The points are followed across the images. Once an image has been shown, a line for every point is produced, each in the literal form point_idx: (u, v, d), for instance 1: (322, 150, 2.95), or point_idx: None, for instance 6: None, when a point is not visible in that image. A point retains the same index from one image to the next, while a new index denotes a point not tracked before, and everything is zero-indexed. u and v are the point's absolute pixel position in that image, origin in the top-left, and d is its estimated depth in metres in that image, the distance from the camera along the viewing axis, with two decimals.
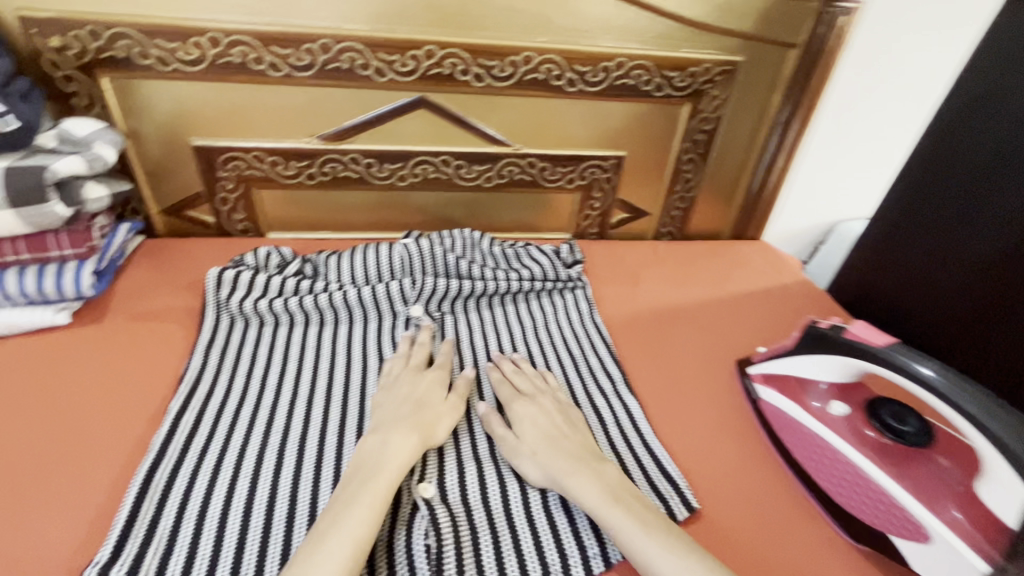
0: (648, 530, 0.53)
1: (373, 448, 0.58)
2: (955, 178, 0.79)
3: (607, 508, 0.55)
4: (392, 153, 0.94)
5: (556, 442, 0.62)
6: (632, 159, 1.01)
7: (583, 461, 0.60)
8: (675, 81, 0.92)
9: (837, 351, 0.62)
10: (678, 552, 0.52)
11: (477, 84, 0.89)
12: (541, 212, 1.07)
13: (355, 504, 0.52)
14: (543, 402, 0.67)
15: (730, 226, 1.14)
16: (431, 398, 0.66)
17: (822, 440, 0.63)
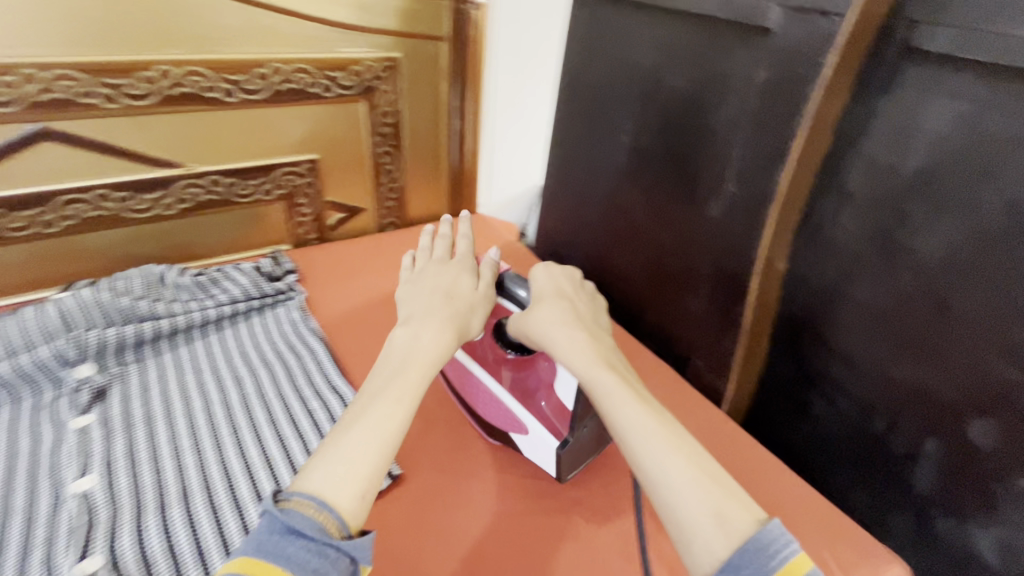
0: (631, 391, 0.53)
1: (405, 342, 0.54)
2: (577, 129, 0.95)
3: (595, 368, 0.55)
4: (22, 197, 0.80)
5: (578, 317, 0.62)
6: (327, 160, 1.02)
7: (588, 325, 0.61)
8: (341, 81, 0.95)
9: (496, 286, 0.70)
10: (657, 416, 0.51)
11: (108, 106, 0.80)
12: (249, 229, 1.02)
13: (377, 403, 0.47)
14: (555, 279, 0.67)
15: (447, 206, 1.24)
16: (461, 287, 0.64)
17: (468, 369, 0.70)
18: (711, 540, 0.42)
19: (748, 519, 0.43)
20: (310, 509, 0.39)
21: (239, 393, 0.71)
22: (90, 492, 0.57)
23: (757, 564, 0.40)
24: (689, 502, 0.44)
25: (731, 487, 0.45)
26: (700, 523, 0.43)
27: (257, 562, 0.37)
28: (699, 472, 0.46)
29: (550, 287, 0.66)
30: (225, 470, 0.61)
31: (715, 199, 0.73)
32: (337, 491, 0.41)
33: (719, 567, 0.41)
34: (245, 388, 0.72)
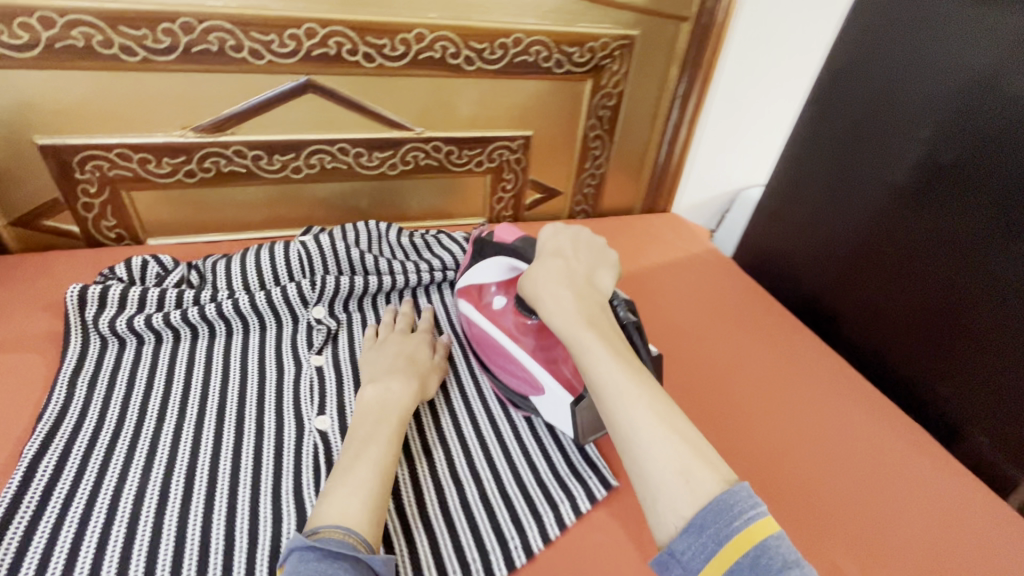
0: (615, 359, 0.52)
1: (374, 396, 0.61)
2: (825, 133, 0.83)
3: (593, 332, 0.54)
4: (282, 143, 0.87)
5: (583, 281, 0.61)
6: (540, 138, 1.00)
7: (576, 285, 0.60)
8: (574, 57, 0.91)
9: (495, 251, 0.71)
10: (644, 382, 0.52)
11: (366, 64, 0.83)
12: (454, 198, 1.03)
13: (365, 456, 0.53)
14: (558, 246, 0.65)
15: (641, 200, 1.17)
16: (420, 355, 0.69)
17: (486, 331, 0.71)
18: (677, 498, 0.44)
19: (714, 482, 0.45)
20: (341, 535, 0.46)
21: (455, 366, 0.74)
22: (327, 433, 0.62)
23: (720, 525, 0.42)
24: (658, 463, 0.46)
25: (702, 451, 0.47)
26: (667, 486, 0.45)
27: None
28: (680, 438, 0.47)
29: (548, 256, 0.63)
30: (464, 443, 0.65)
31: None
32: (348, 514, 0.48)
33: (684, 531, 0.43)
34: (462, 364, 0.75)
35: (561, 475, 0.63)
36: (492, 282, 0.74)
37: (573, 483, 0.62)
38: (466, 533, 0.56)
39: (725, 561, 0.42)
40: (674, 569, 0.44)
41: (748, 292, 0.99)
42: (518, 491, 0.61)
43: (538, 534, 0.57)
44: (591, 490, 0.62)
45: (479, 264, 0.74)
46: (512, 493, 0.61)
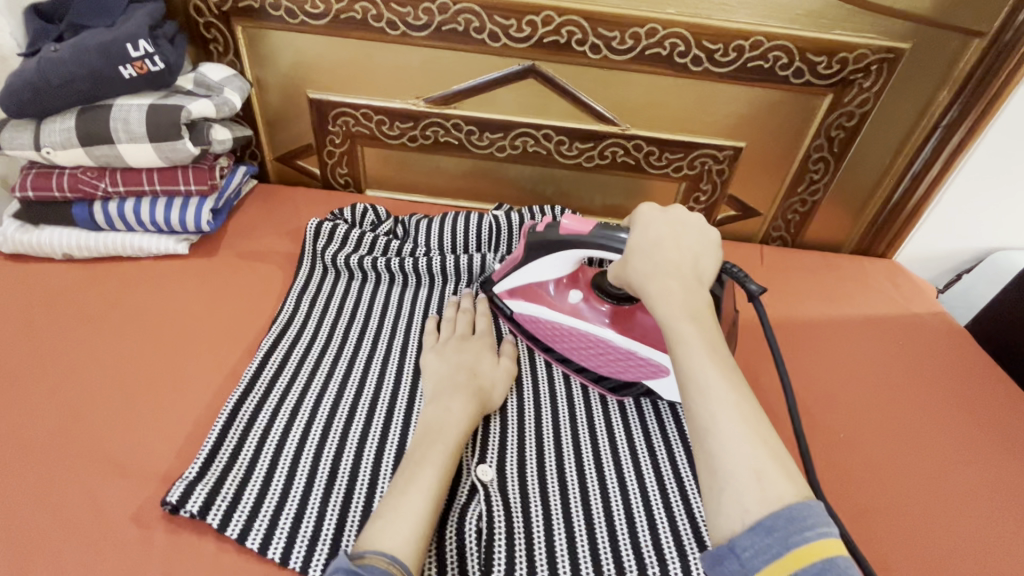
0: (712, 349, 0.47)
1: (433, 420, 0.57)
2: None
3: (689, 318, 0.48)
4: (495, 122, 0.92)
5: (695, 266, 0.53)
6: (752, 152, 0.91)
7: (685, 276, 0.52)
8: (819, 67, 0.81)
9: (557, 246, 0.65)
10: (738, 390, 0.45)
11: (591, 55, 0.83)
12: (640, 200, 1.00)
13: (427, 465, 0.51)
14: (658, 216, 0.57)
15: (854, 239, 1.01)
16: (481, 368, 0.65)
17: (564, 325, 0.69)
18: (749, 501, 0.40)
19: (787, 490, 0.40)
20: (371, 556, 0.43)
21: None
22: None
23: (785, 536, 0.38)
24: (731, 459, 0.41)
25: (780, 453, 0.42)
26: (738, 482, 0.40)
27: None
28: (767, 449, 0.42)
29: (666, 229, 0.55)
30: (614, 448, 0.63)
31: None
32: (399, 542, 0.44)
33: (748, 527, 0.39)
34: None
35: None
36: (550, 279, 0.69)
37: None
38: (605, 540, 0.55)
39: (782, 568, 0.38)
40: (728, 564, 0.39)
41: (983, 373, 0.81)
42: (667, 518, 0.57)
43: (681, 570, 0.53)
44: None
45: (546, 257, 0.66)
46: (669, 511, 0.58)
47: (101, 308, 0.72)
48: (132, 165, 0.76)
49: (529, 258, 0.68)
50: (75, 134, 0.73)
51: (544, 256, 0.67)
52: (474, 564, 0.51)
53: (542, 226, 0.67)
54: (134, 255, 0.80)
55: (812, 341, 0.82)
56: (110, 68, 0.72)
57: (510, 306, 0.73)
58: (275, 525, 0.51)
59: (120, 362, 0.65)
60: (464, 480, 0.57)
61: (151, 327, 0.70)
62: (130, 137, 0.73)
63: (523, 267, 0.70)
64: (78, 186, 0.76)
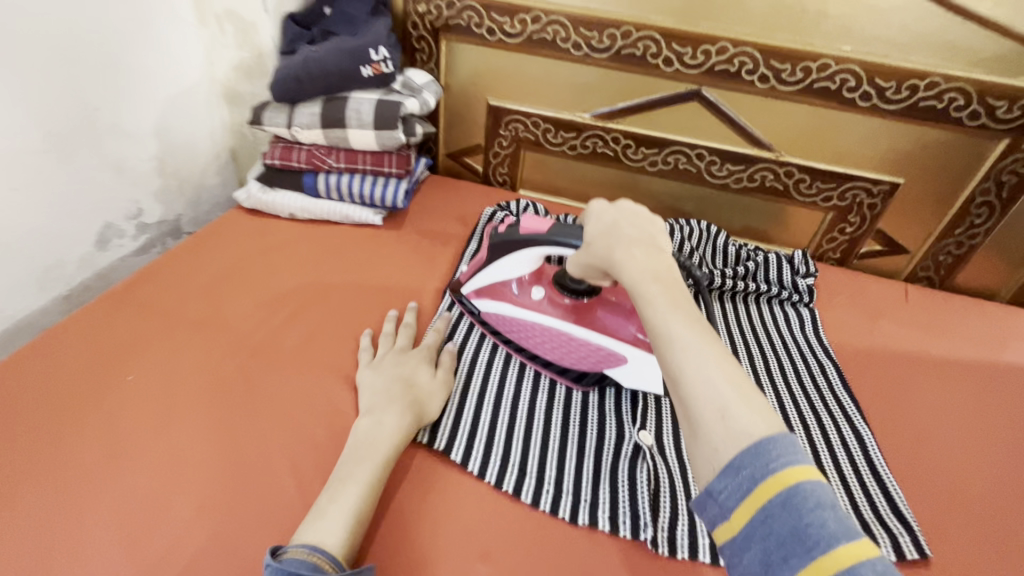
0: (671, 306, 0.47)
1: (366, 431, 0.60)
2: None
3: (648, 283, 0.49)
4: (652, 139, 1.00)
5: (654, 241, 0.54)
6: (910, 189, 0.92)
7: (646, 251, 0.52)
8: (998, 112, 0.82)
9: (517, 245, 0.71)
10: (705, 335, 0.45)
11: (759, 84, 0.89)
12: (781, 224, 1.04)
13: (352, 481, 0.54)
14: (610, 209, 0.58)
15: (1013, 289, 0.97)
16: (418, 377, 0.67)
17: (534, 322, 0.73)
18: (716, 437, 0.40)
19: (760, 427, 0.40)
20: (301, 554, 0.47)
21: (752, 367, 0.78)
22: None
23: (758, 469, 0.38)
24: (700, 401, 0.41)
25: (749, 393, 0.42)
26: (705, 423, 0.41)
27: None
28: (734, 387, 0.42)
29: (620, 218, 0.57)
30: None
31: None
32: (324, 544, 0.49)
33: (719, 471, 0.39)
34: (757, 366, 0.78)
35: (866, 518, 0.60)
36: (513, 279, 0.75)
37: (880, 528, 0.59)
38: None
39: (757, 503, 0.38)
40: (709, 510, 0.40)
41: None
42: None
43: None
44: (899, 545, 0.57)
45: (510, 254, 0.72)
46: None
47: (318, 260, 0.89)
48: (353, 148, 0.93)
49: (498, 259, 0.74)
50: (319, 118, 0.91)
51: (510, 255, 0.72)
52: (642, 508, 0.59)
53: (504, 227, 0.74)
54: (340, 221, 0.97)
55: (960, 381, 0.81)
56: (355, 68, 0.89)
57: (479, 305, 0.78)
58: (472, 446, 0.64)
59: (337, 303, 0.81)
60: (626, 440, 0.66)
61: (357, 280, 0.85)
62: (359, 125, 0.90)
63: (496, 269, 0.75)
64: (312, 160, 0.94)
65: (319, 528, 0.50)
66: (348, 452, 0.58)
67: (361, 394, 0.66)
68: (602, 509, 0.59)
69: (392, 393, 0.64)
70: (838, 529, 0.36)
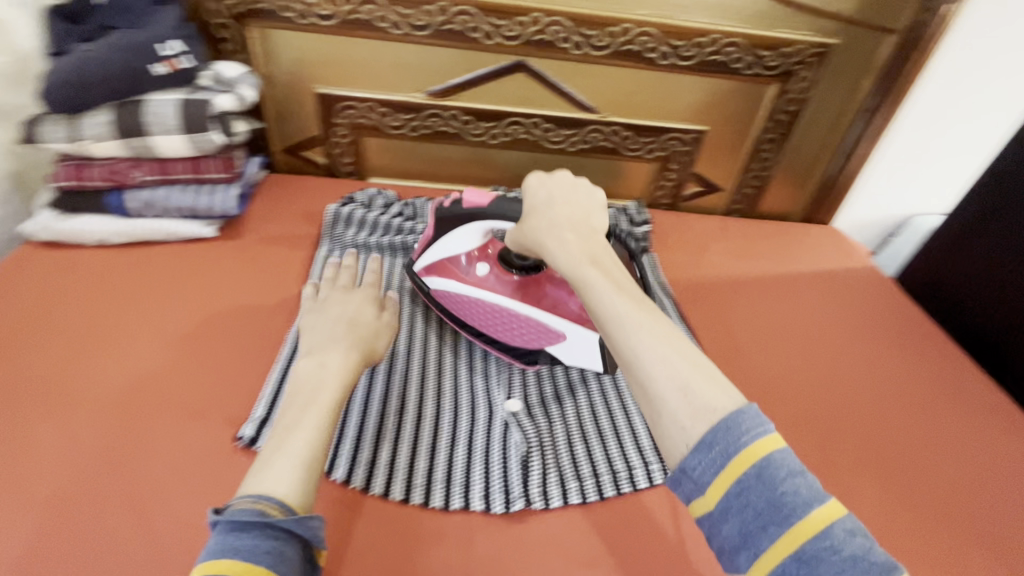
0: (616, 289, 0.55)
1: (311, 369, 0.62)
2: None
3: (580, 264, 0.58)
4: (488, 112, 1.03)
5: (584, 215, 0.67)
6: (713, 134, 1.05)
7: (578, 231, 0.64)
8: (766, 61, 0.95)
9: (458, 219, 0.76)
10: (646, 308, 0.54)
11: (574, 51, 0.95)
12: (618, 179, 1.13)
13: (300, 428, 0.54)
14: (540, 183, 0.69)
15: (801, 208, 1.17)
16: (365, 316, 0.71)
17: (478, 299, 0.78)
18: (682, 415, 0.46)
19: (723, 400, 0.46)
20: (249, 501, 0.47)
21: None
22: None
23: (726, 442, 0.43)
24: (659, 379, 0.48)
25: (704, 368, 0.48)
26: (667, 399, 0.47)
27: (214, 563, 0.44)
28: (687, 363, 0.48)
29: (552, 194, 0.68)
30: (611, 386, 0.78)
31: None
32: (280, 482, 0.49)
33: (693, 448, 0.44)
34: None
35: None
36: (459, 253, 0.79)
37: None
38: (614, 449, 0.70)
39: (730, 478, 0.43)
40: (685, 485, 0.45)
41: (910, 312, 0.96)
42: None
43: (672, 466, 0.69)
44: None
45: (455, 229, 0.76)
46: None
47: (146, 287, 0.80)
48: (163, 156, 0.83)
49: (455, 228, 0.76)
50: (112, 128, 0.80)
51: (474, 224, 0.75)
52: (516, 481, 0.66)
53: (447, 202, 0.78)
54: (166, 240, 0.87)
55: (769, 292, 0.96)
56: (143, 66, 0.79)
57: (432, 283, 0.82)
58: (345, 453, 0.65)
59: (175, 334, 0.73)
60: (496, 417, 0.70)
61: (195, 303, 0.78)
62: (163, 129, 0.81)
63: (449, 245, 0.78)
64: (115, 176, 0.83)
65: (286, 453, 0.52)
66: (291, 394, 0.59)
67: (303, 333, 0.68)
68: (476, 489, 0.65)
69: (339, 332, 0.67)
70: (810, 494, 0.42)
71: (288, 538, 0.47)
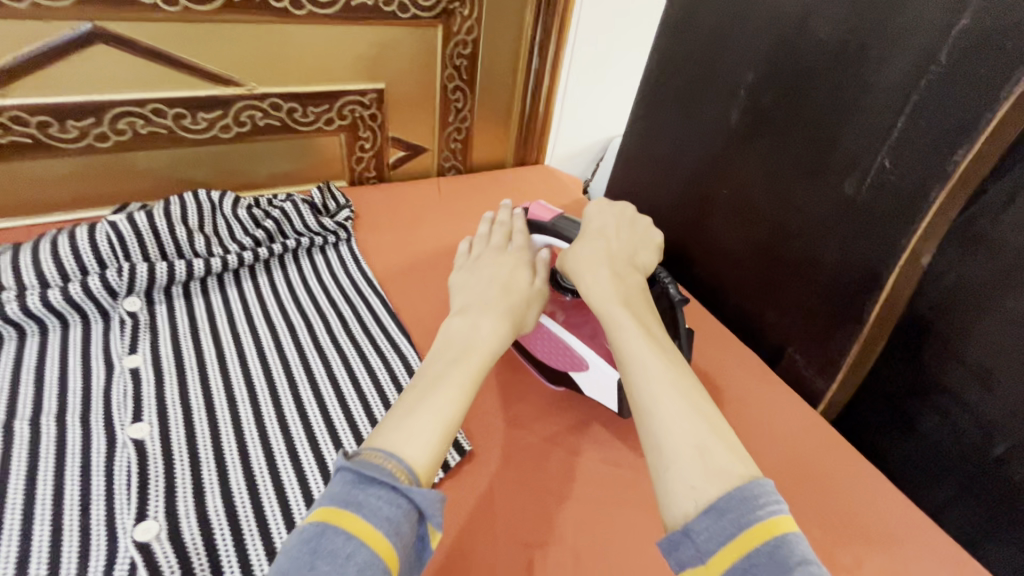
0: (647, 335, 0.51)
1: (460, 327, 0.54)
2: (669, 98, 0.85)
3: (628, 305, 0.55)
4: (73, 106, 0.73)
5: (632, 255, 0.63)
6: (394, 91, 0.93)
7: (615, 270, 0.59)
8: (419, 1, 0.85)
9: (524, 228, 0.69)
10: (675, 363, 0.50)
11: (168, 8, 0.71)
12: (305, 161, 0.95)
13: (440, 387, 0.47)
14: (603, 212, 0.66)
15: (512, 154, 1.14)
16: (518, 277, 0.62)
17: None
18: (695, 477, 0.40)
19: (739, 469, 0.40)
20: (379, 459, 0.40)
21: (294, 342, 0.67)
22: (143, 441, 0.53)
23: (739, 515, 0.37)
24: (674, 432, 0.43)
25: (728, 436, 0.43)
26: (683, 456, 0.41)
27: (337, 510, 0.37)
28: (712, 426, 0.43)
29: (611, 222, 0.65)
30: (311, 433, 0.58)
31: (852, 175, 0.63)
32: (418, 449, 0.42)
33: (703, 511, 0.38)
34: (300, 336, 0.68)
35: None
36: None
37: None
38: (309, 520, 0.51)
39: (738, 549, 0.36)
40: (681, 549, 0.38)
41: None
42: None
43: None
44: None
45: None
46: None
47: None
48: None
49: (517, 234, 0.70)
50: None
51: None
52: None
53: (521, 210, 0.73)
54: None
55: None
56: None
57: None
58: None
59: None
60: (119, 554, 0.45)
61: None
62: None
63: None
64: None
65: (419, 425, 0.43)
66: (441, 344, 0.53)
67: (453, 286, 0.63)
68: None
69: (490, 280, 0.61)
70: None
71: (411, 507, 0.38)
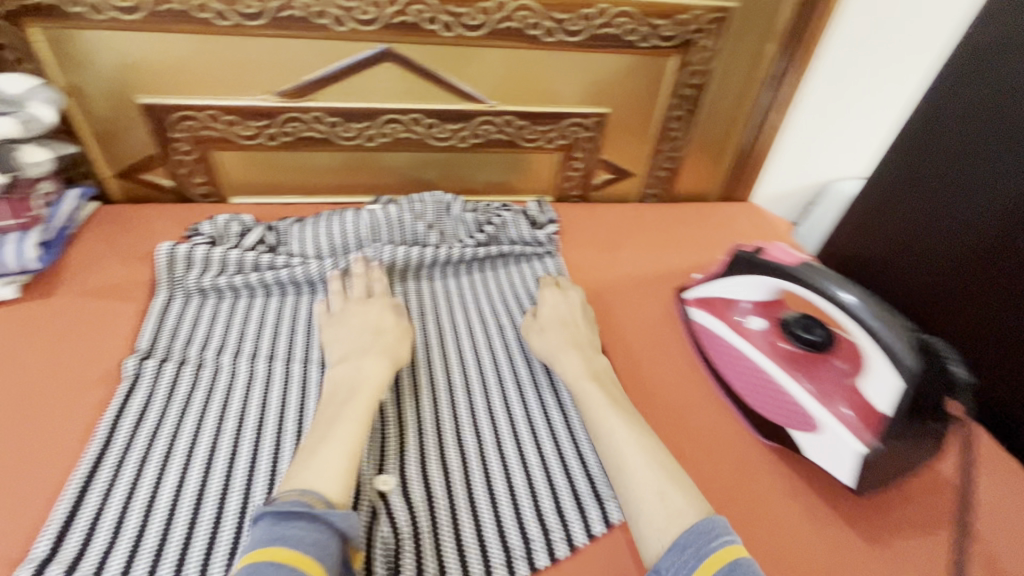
0: (603, 405, 0.60)
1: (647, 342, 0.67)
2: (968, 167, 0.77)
3: (583, 383, 0.63)
4: (358, 111, 0.88)
5: (573, 344, 0.68)
6: (616, 116, 0.95)
7: (579, 351, 0.67)
8: (662, 31, 0.85)
9: (759, 268, 0.67)
10: (639, 425, 0.58)
11: (445, 33, 0.81)
12: (520, 173, 1.01)
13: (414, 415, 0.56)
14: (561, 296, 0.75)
15: (718, 187, 1.09)
16: (557, 313, 0.73)
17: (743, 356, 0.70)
18: (659, 521, 0.49)
19: (690, 513, 0.49)
20: (295, 495, 0.46)
21: (502, 342, 0.73)
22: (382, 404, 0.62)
23: (697, 547, 0.46)
24: (641, 481, 0.52)
25: (686, 486, 0.52)
26: (647, 500, 0.51)
27: (262, 549, 0.43)
28: (664, 470, 0.53)
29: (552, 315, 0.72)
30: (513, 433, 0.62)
31: None
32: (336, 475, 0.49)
33: (667, 549, 0.47)
34: (508, 338, 0.73)
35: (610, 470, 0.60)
36: (746, 299, 0.72)
37: None
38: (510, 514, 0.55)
39: None
40: None
41: None
42: (564, 480, 0.59)
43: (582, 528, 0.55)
44: None
45: (742, 278, 0.70)
46: (568, 470, 0.59)
47: None
48: None
49: (748, 272, 0.69)
50: None
51: None
52: None
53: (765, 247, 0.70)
54: None
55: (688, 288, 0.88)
56: None
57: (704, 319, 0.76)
58: None
59: None
60: (363, 497, 0.54)
61: None
62: None
63: (731, 287, 0.72)
64: None
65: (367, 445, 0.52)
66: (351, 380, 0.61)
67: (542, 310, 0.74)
68: None
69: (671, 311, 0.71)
70: None
71: (333, 530, 0.46)
